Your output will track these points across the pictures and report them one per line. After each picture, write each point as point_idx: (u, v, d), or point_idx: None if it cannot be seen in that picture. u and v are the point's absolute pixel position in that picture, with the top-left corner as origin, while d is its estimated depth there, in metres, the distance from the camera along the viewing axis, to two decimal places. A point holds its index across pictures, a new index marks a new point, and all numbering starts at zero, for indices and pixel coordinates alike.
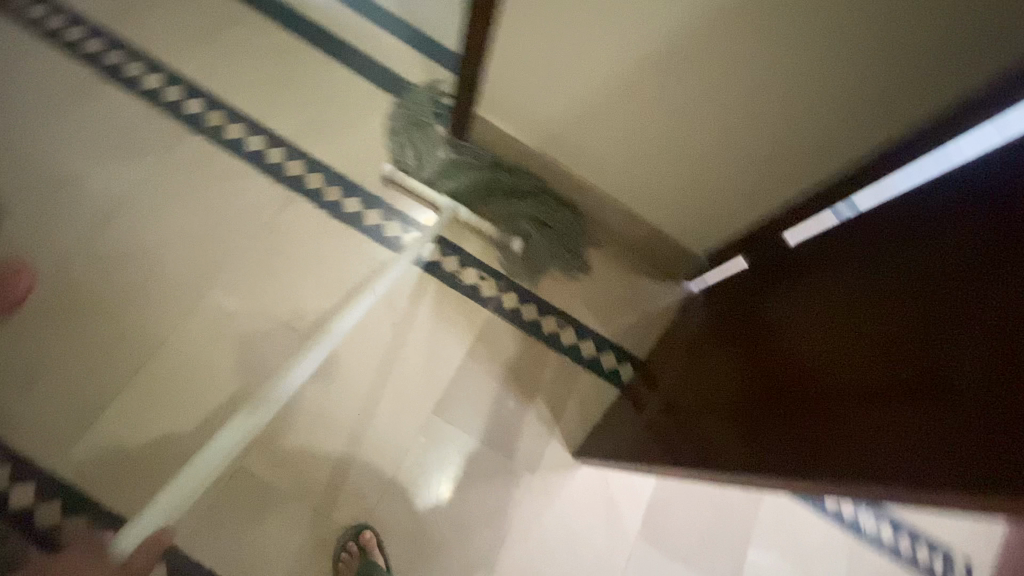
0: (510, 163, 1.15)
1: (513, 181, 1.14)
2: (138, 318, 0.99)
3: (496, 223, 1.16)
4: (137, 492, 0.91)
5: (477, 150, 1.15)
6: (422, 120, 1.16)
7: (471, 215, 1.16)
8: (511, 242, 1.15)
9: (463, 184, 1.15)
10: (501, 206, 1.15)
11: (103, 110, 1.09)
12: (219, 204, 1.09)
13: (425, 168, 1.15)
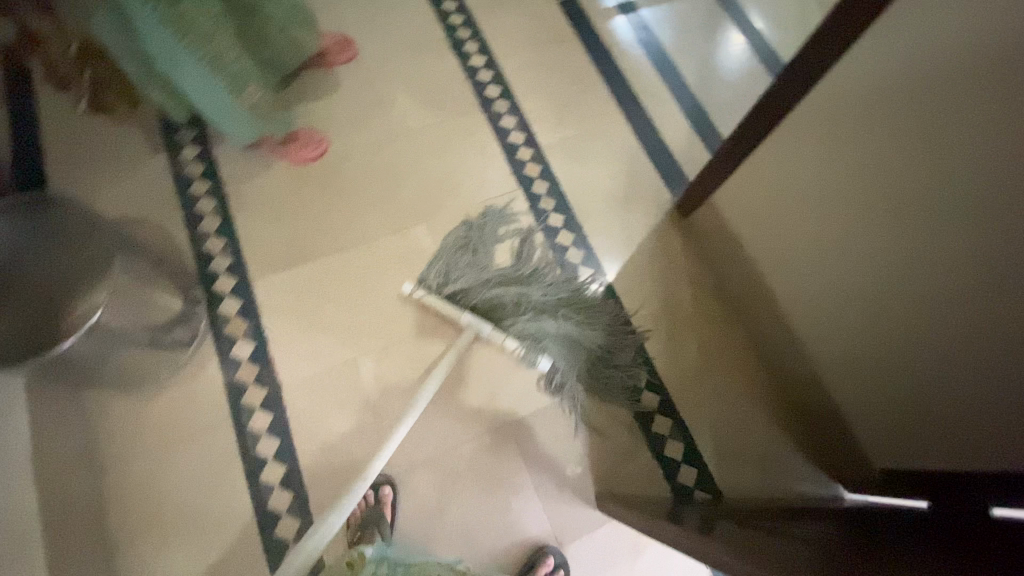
0: (560, 296, 1.13)
1: (560, 313, 1.11)
2: (363, 214, 1.21)
3: (523, 341, 1.08)
4: (283, 331, 1.10)
5: (523, 273, 1.15)
6: (473, 243, 1.17)
7: (495, 334, 1.07)
8: (537, 360, 1.08)
9: (491, 305, 1.11)
10: (535, 328, 1.08)
11: (436, 66, 1.37)
12: (465, 167, 1.27)
13: (454, 282, 1.13)
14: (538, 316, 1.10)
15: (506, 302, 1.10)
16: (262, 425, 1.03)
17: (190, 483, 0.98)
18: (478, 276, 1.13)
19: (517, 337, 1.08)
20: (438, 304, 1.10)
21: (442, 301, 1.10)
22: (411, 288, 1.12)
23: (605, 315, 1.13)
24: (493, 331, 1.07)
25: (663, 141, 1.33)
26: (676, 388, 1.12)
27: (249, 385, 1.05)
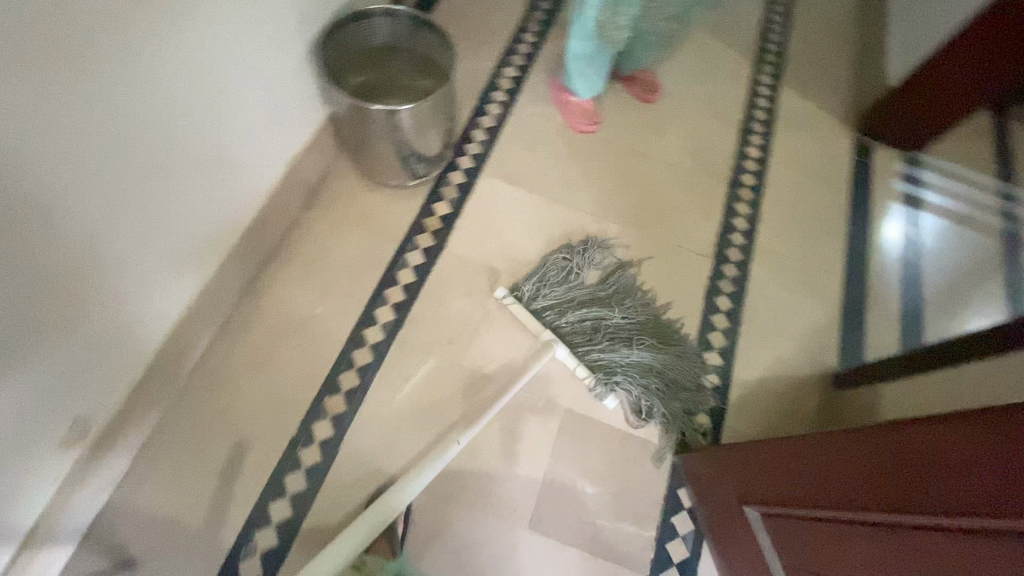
0: (631, 330, 1.18)
1: (633, 346, 1.16)
2: (588, 188, 1.37)
3: (593, 372, 1.13)
4: (473, 215, 1.28)
5: (604, 297, 1.22)
6: (569, 261, 1.25)
7: (567, 359, 1.14)
8: (604, 394, 1.12)
9: (578, 325, 1.18)
10: (609, 359, 1.14)
11: (716, 141, 1.53)
12: (682, 217, 1.39)
13: (541, 298, 1.20)
14: (613, 345, 1.15)
15: (581, 328, 1.17)
16: (412, 264, 1.21)
17: (343, 257, 1.19)
18: (560, 294, 1.20)
19: (591, 367, 1.14)
20: (523, 316, 1.17)
21: (526, 314, 1.17)
22: (503, 295, 1.19)
23: (675, 360, 1.16)
24: (568, 354, 1.14)
25: (857, 326, 1.32)
26: None
27: (425, 234, 1.25)
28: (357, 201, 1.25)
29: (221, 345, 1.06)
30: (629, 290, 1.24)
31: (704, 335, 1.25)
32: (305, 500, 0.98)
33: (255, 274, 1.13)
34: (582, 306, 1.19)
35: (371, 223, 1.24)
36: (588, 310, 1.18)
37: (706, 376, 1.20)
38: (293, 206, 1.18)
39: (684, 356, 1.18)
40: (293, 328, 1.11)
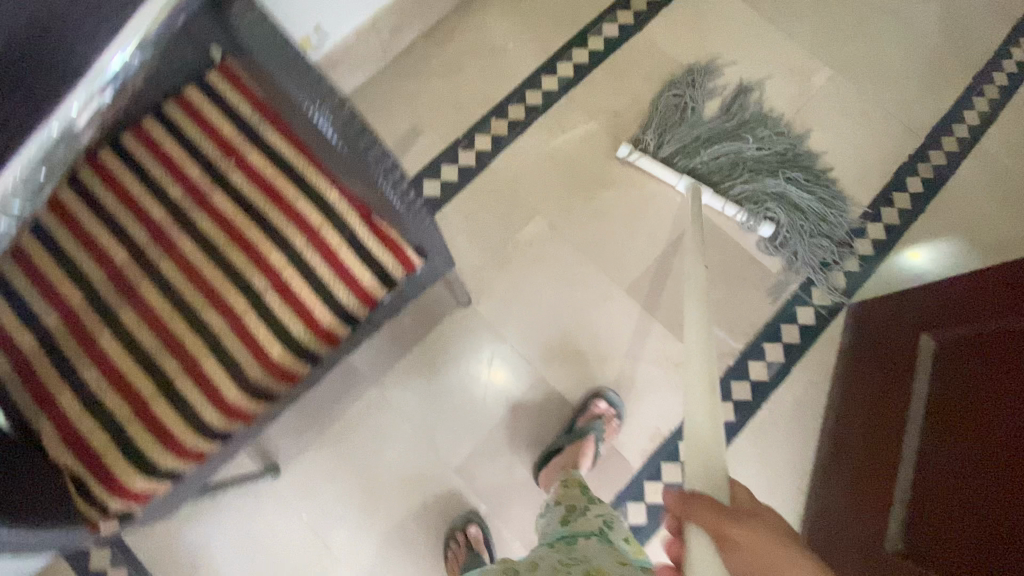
0: (769, 162, 1.14)
1: (774, 179, 1.11)
2: (810, 25, 1.25)
3: (741, 206, 1.11)
4: (681, 10, 1.24)
5: (734, 129, 1.15)
6: (683, 95, 1.17)
7: (711, 198, 1.11)
8: (758, 225, 1.10)
9: (709, 169, 1.13)
10: (755, 192, 1.11)
11: (992, 20, 1.28)
12: (907, 87, 1.23)
13: (668, 145, 1.14)
14: (758, 178, 1.12)
15: (717, 162, 1.13)
16: (605, 34, 1.22)
17: (546, 6, 1.22)
18: (694, 132, 1.14)
19: (735, 205, 1.11)
20: (651, 169, 1.13)
21: (657, 165, 1.13)
22: (626, 151, 1.12)
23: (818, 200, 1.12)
24: (712, 195, 1.11)
25: None
26: (815, 358, 1.05)
27: (627, 12, 1.23)
28: None
29: (423, 44, 1.18)
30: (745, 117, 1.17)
31: (875, 204, 1.14)
32: (451, 190, 1.12)
33: None
34: (713, 142, 1.14)
35: None
36: (722, 144, 1.13)
37: (858, 240, 1.12)
38: None
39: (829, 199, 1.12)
40: (483, 52, 1.19)
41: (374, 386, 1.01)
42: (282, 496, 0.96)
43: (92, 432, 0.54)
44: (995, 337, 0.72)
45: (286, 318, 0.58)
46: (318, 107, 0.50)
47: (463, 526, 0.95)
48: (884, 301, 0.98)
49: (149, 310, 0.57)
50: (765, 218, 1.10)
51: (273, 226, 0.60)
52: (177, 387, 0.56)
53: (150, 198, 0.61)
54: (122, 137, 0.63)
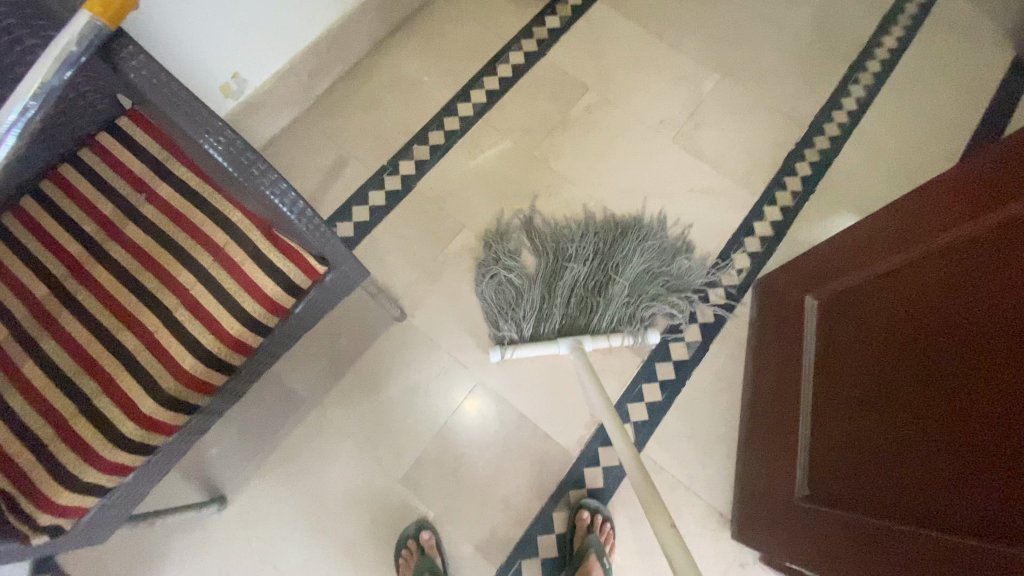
0: (603, 271, 1.13)
1: (620, 273, 1.12)
2: (697, 38, 1.39)
3: (621, 331, 1.10)
4: (579, 35, 1.36)
5: (556, 273, 1.13)
6: (494, 271, 1.12)
7: (597, 343, 1.08)
8: (648, 335, 1.09)
9: (572, 320, 1.10)
10: (614, 309, 1.10)
11: (855, 20, 1.44)
12: (788, 84, 1.36)
13: (523, 325, 1.08)
14: (604, 300, 1.11)
15: (569, 313, 1.11)
16: (512, 62, 1.33)
17: (457, 41, 1.33)
18: (532, 299, 1.10)
19: (617, 333, 1.09)
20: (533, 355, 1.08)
21: (535, 349, 1.08)
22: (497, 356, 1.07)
23: (659, 251, 1.15)
24: (593, 338, 1.08)
25: None
26: (729, 334, 1.14)
27: (530, 40, 1.35)
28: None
29: (343, 85, 1.27)
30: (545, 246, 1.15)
31: (768, 191, 1.26)
32: (379, 215, 1.18)
33: (381, 38, 1.31)
34: (551, 291, 1.10)
35: (486, 20, 1.36)
36: (556, 288, 1.10)
37: (757, 224, 1.23)
38: None
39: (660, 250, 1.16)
40: (400, 86, 1.28)
41: (316, 407, 1.05)
42: (230, 525, 0.97)
43: (16, 456, 0.57)
44: (858, 288, 0.81)
45: (198, 331, 0.62)
46: (208, 135, 0.56)
47: (415, 533, 0.98)
48: (778, 277, 1.07)
49: (67, 338, 0.61)
50: (632, 309, 1.10)
51: (184, 250, 0.65)
52: (97, 406, 0.59)
53: (67, 236, 0.65)
54: (39, 185, 0.68)
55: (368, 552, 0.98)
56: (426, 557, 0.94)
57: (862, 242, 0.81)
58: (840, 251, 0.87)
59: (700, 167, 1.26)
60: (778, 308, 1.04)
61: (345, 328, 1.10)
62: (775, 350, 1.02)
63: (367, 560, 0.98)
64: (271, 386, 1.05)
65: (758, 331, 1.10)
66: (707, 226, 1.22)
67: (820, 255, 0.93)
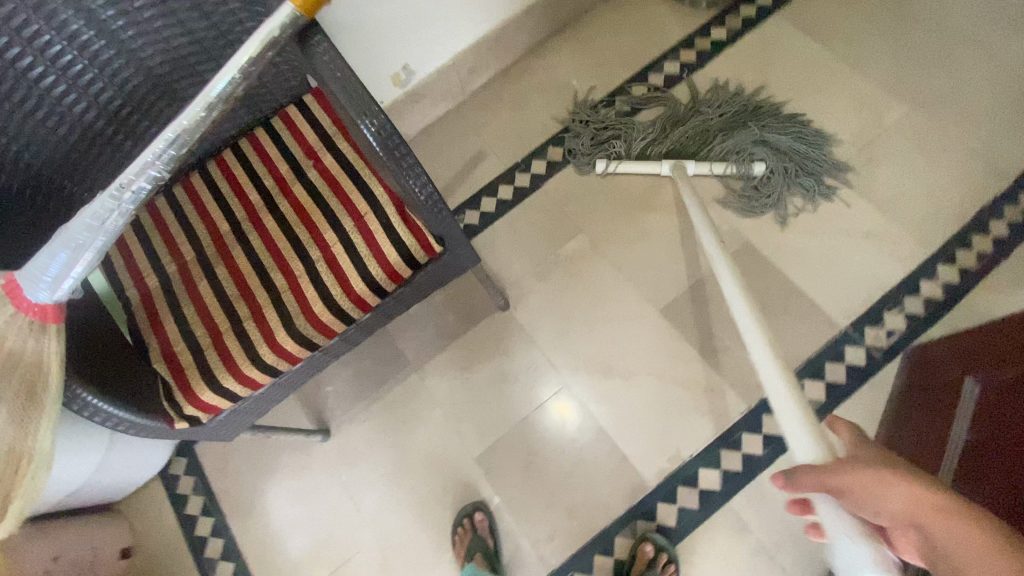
0: (730, 120, 1.20)
1: (731, 134, 1.17)
2: (888, 62, 1.22)
3: (725, 162, 1.15)
4: (745, 50, 1.27)
5: (678, 116, 1.23)
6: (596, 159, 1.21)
7: (698, 168, 1.15)
8: (752, 167, 1.12)
9: (681, 144, 1.20)
10: (733, 145, 1.15)
11: None
12: (1003, 125, 1.13)
13: (637, 143, 1.21)
14: (723, 137, 1.17)
15: (674, 146, 1.20)
16: (666, 73, 1.29)
17: (612, 48, 1.33)
18: (640, 141, 1.21)
19: (727, 159, 1.15)
20: (640, 168, 1.17)
21: (638, 165, 1.18)
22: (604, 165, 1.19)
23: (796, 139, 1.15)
24: (696, 165, 1.15)
25: None
26: (862, 401, 0.99)
27: (690, 52, 1.30)
28: (645, 7, 1.36)
29: (497, 81, 1.35)
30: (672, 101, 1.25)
31: (950, 247, 1.06)
32: (505, 207, 1.24)
33: (541, 39, 1.36)
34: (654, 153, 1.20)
35: (648, 29, 1.34)
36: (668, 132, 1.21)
37: (925, 283, 1.04)
38: None
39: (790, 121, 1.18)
40: (549, 88, 1.32)
41: (415, 373, 1.14)
42: (327, 457, 1.11)
43: (183, 352, 0.72)
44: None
45: (329, 283, 0.72)
46: (366, 119, 0.63)
47: (471, 511, 1.02)
48: (938, 347, 0.91)
49: (234, 269, 0.75)
50: (747, 146, 1.14)
51: (332, 214, 0.75)
52: (244, 326, 0.72)
53: (251, 188, 0.79)
54: (240, 141, 0.84)
55: (432, 518, 1.05)
56: (480, 537, 0.99)
57: None
58: (1021, 335, 0.72)
59: (861, 207, 1.11)
60: (931, 385, 0.89)
61: (455, 307, 1.17)
62: (915, 434, 0.87)
63: (430, 525, 1.05)
64: (383, 344, 1.16)
65: (902, 407, 0.95)
66: (859, 274, 1.07)
67: (995, 334, 0.78)
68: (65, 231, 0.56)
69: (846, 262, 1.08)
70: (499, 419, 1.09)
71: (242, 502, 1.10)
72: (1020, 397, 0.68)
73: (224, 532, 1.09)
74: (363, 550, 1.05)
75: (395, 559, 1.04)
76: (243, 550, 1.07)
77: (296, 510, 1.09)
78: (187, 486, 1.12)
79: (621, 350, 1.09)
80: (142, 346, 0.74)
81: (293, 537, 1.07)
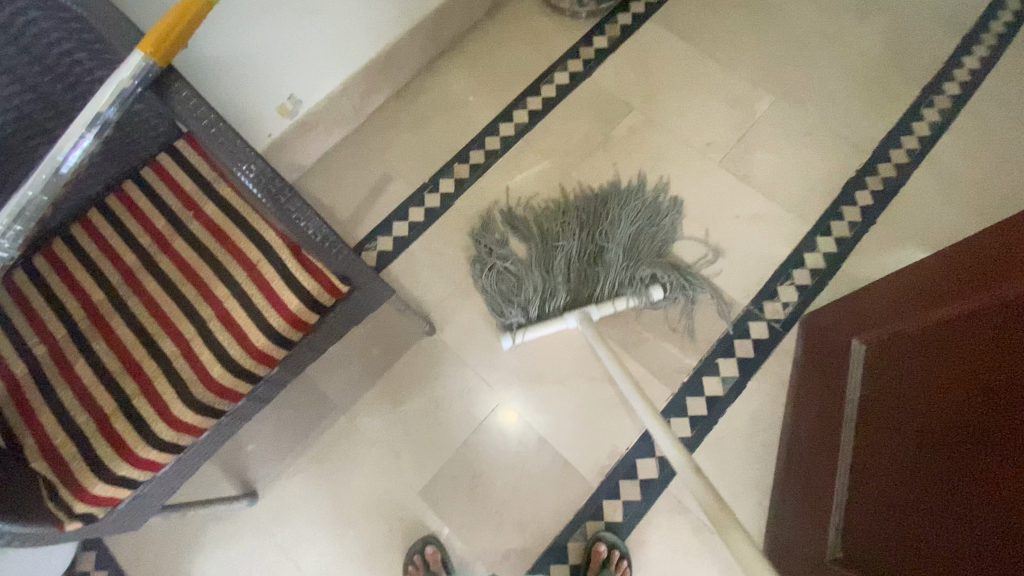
0: (590, 237, 1.12)
1: (609, 241, 1.10)
2: (751, 58, 1.33)
3: (624, 295, 1.07)
4: (626, 56, 1.35)
5: (550, 242, 1.13)
6: (491, 264, 1.12)
7: (603, 310, 1.06)
8: (651, 292, 1.07)
9: (578, 291, 1.09)
10: (614, 268, 1.07)
11: (933, 39, 1.33)
12: (852, 108, 1.27)
13: (529, 307, 1.08)
14: (601, 268, 1.09)
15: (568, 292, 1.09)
16: (557, 82, 1.33)
17: (503, 62, 1.35)
18: (531, 294, 1.08)
19: (625, 297, 1.07)
20: (546, 328, 1.06)
21: (540, 326, 1.07)
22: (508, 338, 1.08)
23: (639, 210, 1.15)
24: (599, 308, 1.06)
25: None
26: (770, 371, 1.07)
27: (576, 61, 1.35)
28: (528, 20, 1.39)
29: (393, 104, 1.33)
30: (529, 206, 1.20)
31: (823, 221, 1.18)
32: (418, 231, 1.22)
33: (431, 59, 1.36)
34: (548, 277, 1.09)
35: (534, 41, 1.37)
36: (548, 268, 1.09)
37: (808, 256, 1.15)
38: (476, 10, 1.36)
39: (647, 215, 1.15)
40: (446, 106, 1.32)
41: (344, 414, 1.09)
42: (259, 520, 1.03)
43: (65, 445, 0.64)
44: (912, 335, 0.75)
45: (228, 340, 0.67)
46: (240, 167, 0.59)
47: (421, 547, 0.99)
48: (831, 311, 1.00)
49: (116, 339, 0.68)
50: (635, 271, 1.08)
51: (224, 265, 0.70)
52: (135, 405, 0.65)
53: (126, 248, 0.72)
54: (108, 199, 0.76)
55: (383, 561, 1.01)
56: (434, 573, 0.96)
57: (917, 285, 0.77)
58: (893, 294, 0.82)
59: (747, 193, 1.21)
60: (824, 344, 0.98)
61: (378, 340, 1.13)
62: (818, 391, 0.96)
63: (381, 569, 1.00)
64: (306, 391, 1.10)
65: (802, 367, 1.04)
66: (752, 255, 1.16)
67: (870, 296, 0.88)
68: None
69: (739, 245, 1.17)
70: (438, 447, 1.07)
71: None
72: (898, 347, 0.78)
73: None
74: None
75: None
76: None
77: None
78: None
79: (549, 358, 1.11)
80: (16, 443, 0.65)
81: None
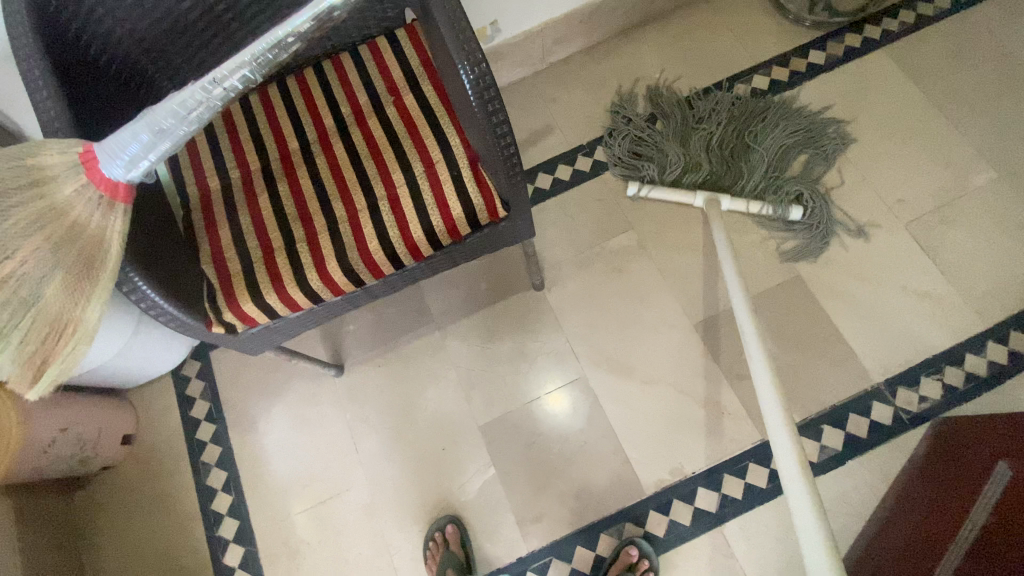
0: (736, 137, 1.16)
1: (759, 143, 1.15)
2: (987, 124, 1.15)
3: (761, 196, 1.11)
4: (841, 82, 1.22)
5: (691, 134, 1.17)
6: (630, 126, 1.20)
7: (736, 205, 1.10)
8: (790, 211, 1.09)
9: (711, 176, 1.14)
10: (758, 166, 1.12)
11: None
12: None
13: (667, 169, 1.14)
14: (742, 162, 1.14)
15: (706, 167, 1.14)
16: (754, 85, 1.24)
17: (705, 50, 1.28)
18: (674, 145, 1.15)
19: (764, 202, 1.09)
20: (673, 198, 1.12)
21: (672, 195, 1.12)
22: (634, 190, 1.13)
23: (805, 122, 1.16)
24: (731, 202, 1.09)
25: None
26: (877, 459, 0.98)
27: (783, 69, 1.25)
28: (746, 15, 1.30)
29: (578, 58, 1.31)
30: (676, 113, 1.19)
31: (1005, 326, 1.03)
32: (561, 187, 1.21)
33: (633, 25, 1.32)
34: (686, 151, 1.15)
35: (744, 36, 1.28)
36: (695, 144, 1.15)
37: (971, 357, 1.02)
38: None
39: (782, 120, 1.17)
40: (631, 76, 1.27)
41: (438, 331, 1.14)
42: (337, 393, 1.12)
43: (232, 259, 0.72)
44: None
45: (388, 224, 0.71)
46: (466, 62, 0.60)
47: (443, 525, 1.01)
48: (988, 423, 0.85)
49: (296, 188, 0.74)
50: (780, 182, 1.11)
51: (405, 153, 0.74)
52: (297, 249, 0.71)
53: (327, 111, 0.78)
54: (323, 62, 0.82)
55: (426, 475, 1.06)
56: (452, 552, 0.97)
57: None
58: None
59: (922, 268, 1.07)
60: (962, 458, 0.84)
61: (490, 275, 1.16)
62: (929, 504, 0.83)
63: (422, 481, 1.05)
64: (411, 298, 1.16)
65: (923, 473, 0.91)
66: (903, 334, 1.04)
67: None
68: (150, 114, 0.53)
69: (892, 318, 1.05)
70: (509, 398, 1.08)
71: (245, 418, 1.12)
72: None
73: (224, 441, 1.10)
74: (353, 490, 1.06)
75: (382, 506, 1.05)
76: (238, 463, 1.09)
77: (295, 435, 1.10)
78: (195, 390, 1.14)
79: (646, 354, 1.08)
80: (192, 244, 0.74)
81: (288, 461, 1.09)
